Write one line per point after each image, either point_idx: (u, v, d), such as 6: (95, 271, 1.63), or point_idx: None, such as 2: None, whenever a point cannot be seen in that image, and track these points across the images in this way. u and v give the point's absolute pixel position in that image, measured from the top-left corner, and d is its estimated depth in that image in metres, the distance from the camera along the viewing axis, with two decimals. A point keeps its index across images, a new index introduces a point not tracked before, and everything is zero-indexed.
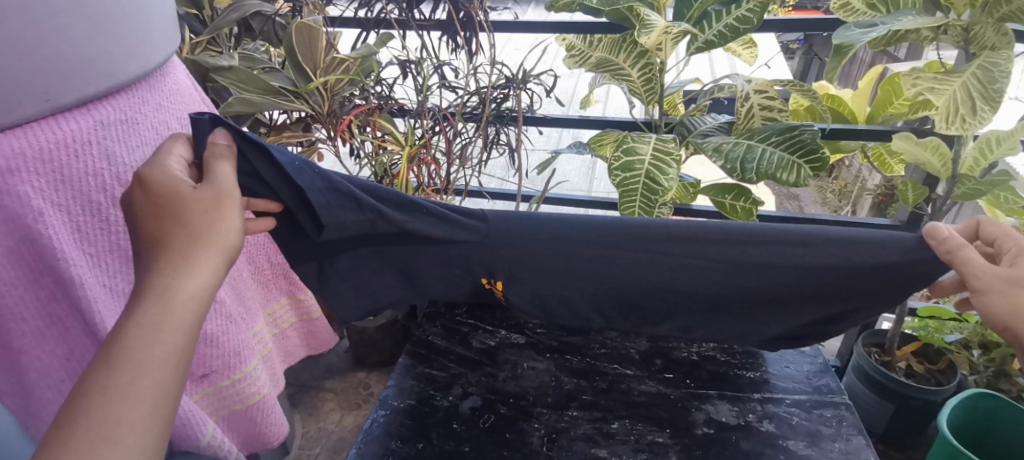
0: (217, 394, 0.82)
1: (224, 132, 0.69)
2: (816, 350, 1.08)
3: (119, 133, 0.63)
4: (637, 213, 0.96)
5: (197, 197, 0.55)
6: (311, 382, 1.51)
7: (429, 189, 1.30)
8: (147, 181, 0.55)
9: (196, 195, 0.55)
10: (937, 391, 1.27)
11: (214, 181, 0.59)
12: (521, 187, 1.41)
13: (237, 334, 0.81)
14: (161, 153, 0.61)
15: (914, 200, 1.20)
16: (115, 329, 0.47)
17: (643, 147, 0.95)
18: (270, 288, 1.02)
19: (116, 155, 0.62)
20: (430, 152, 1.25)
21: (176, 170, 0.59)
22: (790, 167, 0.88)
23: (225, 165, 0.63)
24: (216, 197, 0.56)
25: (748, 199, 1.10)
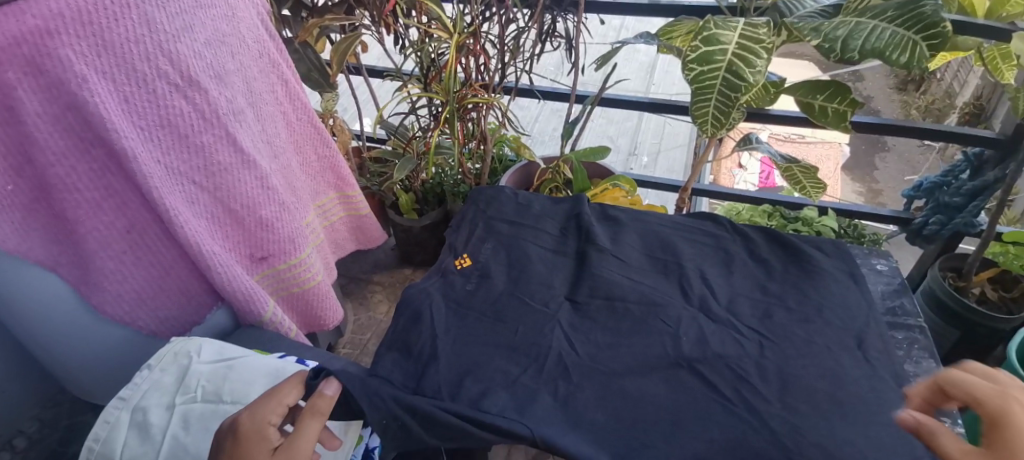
0: (275, 276, 0.83)
1: (336, 383, 0.58)
2: (892, 269, 0.99)
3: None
4: (709, 112, 0.87)
5: None
6: (361, 274, 1.55)
7: (477, 83, 1.22)
8: (242, 435, 0.52)
9: None
10: (1009, 320, 1.18)
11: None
12: (575, 86, 1.30)
13: (289, 220, 0.80)
14: (266, 395, 0.56)
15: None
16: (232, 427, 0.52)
17: (726, 35, 0.84)
18: (319, 182, 1.01)
19: (154, 21, 0.58)
20: (480, 41, 1.15)
21: (271, 428, 0.53)
22: (904, 45, 0.77)
23: (319, 424, 0.55)
24: None
25: (844, 100, 0.99)
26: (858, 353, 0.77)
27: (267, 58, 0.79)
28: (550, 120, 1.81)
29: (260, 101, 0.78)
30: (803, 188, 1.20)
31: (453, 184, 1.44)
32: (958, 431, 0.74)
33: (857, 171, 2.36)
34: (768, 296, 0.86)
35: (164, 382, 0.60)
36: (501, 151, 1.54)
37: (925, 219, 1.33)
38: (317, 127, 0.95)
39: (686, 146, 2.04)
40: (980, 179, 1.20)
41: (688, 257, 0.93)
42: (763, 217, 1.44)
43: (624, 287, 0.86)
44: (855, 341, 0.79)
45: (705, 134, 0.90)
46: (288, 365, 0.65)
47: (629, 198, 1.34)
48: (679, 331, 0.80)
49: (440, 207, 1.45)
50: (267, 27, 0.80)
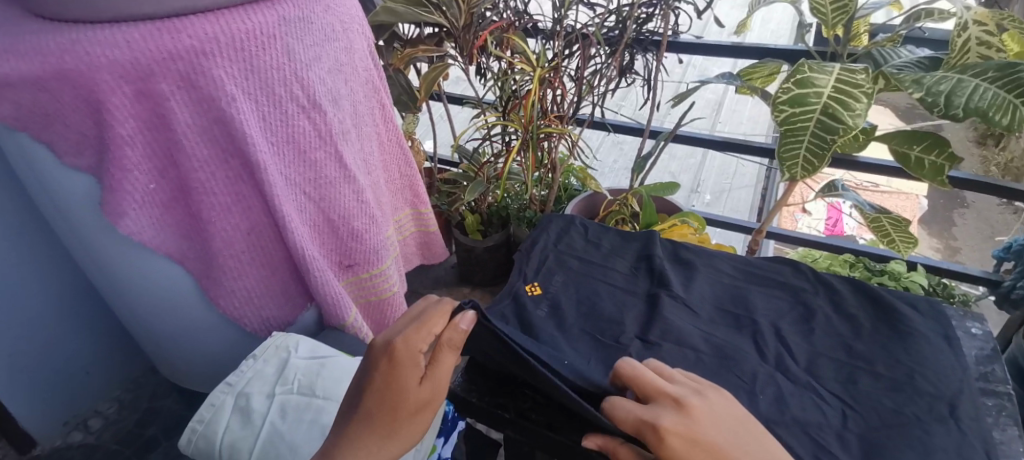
0: (356, 284, 0.89)
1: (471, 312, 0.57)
2: (988, 333, 0.94)
3: (297, 31, 0.65)
4: (799, 155, 0.87)
5: (414, 403, 0.54)
6: (423, 289, 1.61)
7: (553, 115, 1.25)
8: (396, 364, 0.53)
9: (416, 400, 0.54)
10: None
11: (435, 383, 0.55)
12: (650, 121, 1.32)
13: (377, 234, 0.86)
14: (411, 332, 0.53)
15: None
16: (377, 364, 0.53)
17: (822, 78, 0.85)
18: (398, 199, 1.07)
19: (295, 51, 0.65)
20: (560, 75, 1.18)
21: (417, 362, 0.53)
22: (1007, 107, 0.76)
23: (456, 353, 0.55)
24: (417, 411, 0.55)
25: (943, 153, 0.97)
26: (946, 422, 0.74)
27: (370, 84, 0.86)
28: (611, 152, 1.83)
29: (362, 123, 0.84)
30: (891, 239, 1.17)
31: (519, 210, 1.49)
32: None
33: (934, 225, 2.23)
34: (846, 355, 0.85)
35: (266, 373, 0.66)
36: (568, 181, 1.58)
37: (1014, 282, 1.26)
38: (404, 148, 1.01)
39: (751, 186, 2.01)
40: None
41: (759, 309, 0.93)
42: (843, 267, 1.40)
43: (694, 333, 0.87)
44: (943, 407, 0.76)
45: (791, 177, 0.90)
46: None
47: (696, 236, 1.33)
48: (753, 386, 0.79)
49: (505, 230, 1.49)
50: (373, 56, 0.87)
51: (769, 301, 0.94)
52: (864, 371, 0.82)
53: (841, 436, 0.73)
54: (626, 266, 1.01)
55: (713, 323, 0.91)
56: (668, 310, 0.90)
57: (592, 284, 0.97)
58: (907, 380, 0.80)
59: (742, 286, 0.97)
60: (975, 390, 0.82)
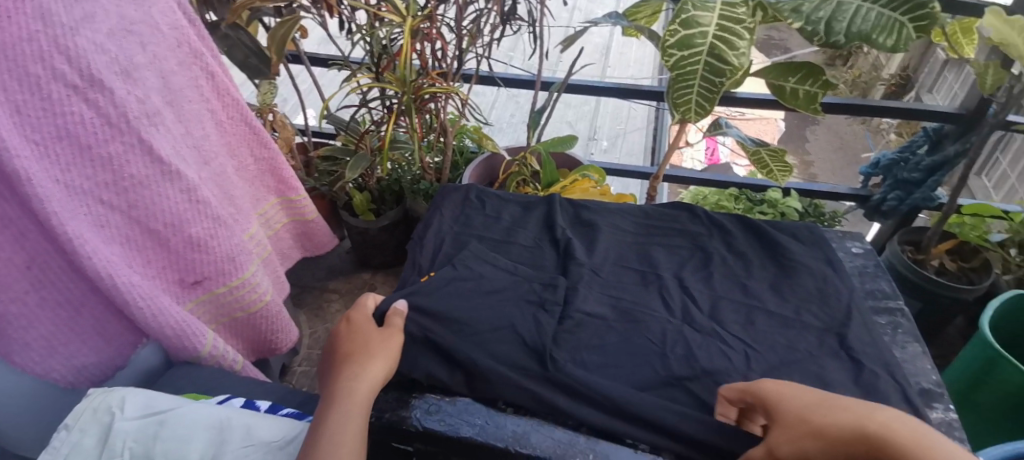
0: (214, 301, 0.73)
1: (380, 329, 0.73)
2: (868, 251, 0.96)
3: None
4: (692, 100, 0.82)
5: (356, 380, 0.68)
6: (314, 283, 1.44)
7: (435, 72, 1.10)
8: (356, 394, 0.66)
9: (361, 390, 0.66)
10: (972, 290, 1.14)
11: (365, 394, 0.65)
12: (541, 71, 1.22)
13: (228, 238, 0.70)
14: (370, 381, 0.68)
15: (991, 87, 0.99)
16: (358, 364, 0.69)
17: (705, 16, 0.77)
18: (257, 186, 0.90)
19: (49, 11, 0.49)
20: (436, 25, 1.03)
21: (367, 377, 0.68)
22: (891, 28, 0.73)
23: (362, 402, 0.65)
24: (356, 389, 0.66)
25: (817, 81, 0.95)
26: (842, 351, 0.74)
27: (186, 46, 0.68)
28: (506, 106, 1.73)
29: (179, 98, 0.67)
30: (769, 170, 1.16)
31: (411, 181, 1.33)
32: (950, 416, 0.70)
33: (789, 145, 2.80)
34: (747, 296, 0.82)
35: (84, 446, 0.52)
36: (462, 143, 1.45)
37: (883, 195, 1.29)
38: (253, 126, 0.84)
39: (645, 128, 1.99)
40: (940, 154, 1.16)
41: (664, 263, 0.88)
42: (730, 200, 1.42)
43: (601, 301, 0.81)
44: (838, 335, 0.76)
45: (688, 120, 0.85)
46: (229, 414, 0.57)
47: (599, 189, 1.28)
48: (665, 349, 0.74)
49: (399, 206, 1.35)
50: (185, 10, 0.69)
51: (673, 254, 0.90)
52: (762, 310, 0.80)
53: (752, 383, 0.70)
54: (529, 238, 0.93)
55: (621, 285, 0.85)
56: (575, 280, 0.83)
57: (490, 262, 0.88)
58: (806, 314, 0.79)
59: (647, 243, 0.93)
60: (866, 311, 0.82)
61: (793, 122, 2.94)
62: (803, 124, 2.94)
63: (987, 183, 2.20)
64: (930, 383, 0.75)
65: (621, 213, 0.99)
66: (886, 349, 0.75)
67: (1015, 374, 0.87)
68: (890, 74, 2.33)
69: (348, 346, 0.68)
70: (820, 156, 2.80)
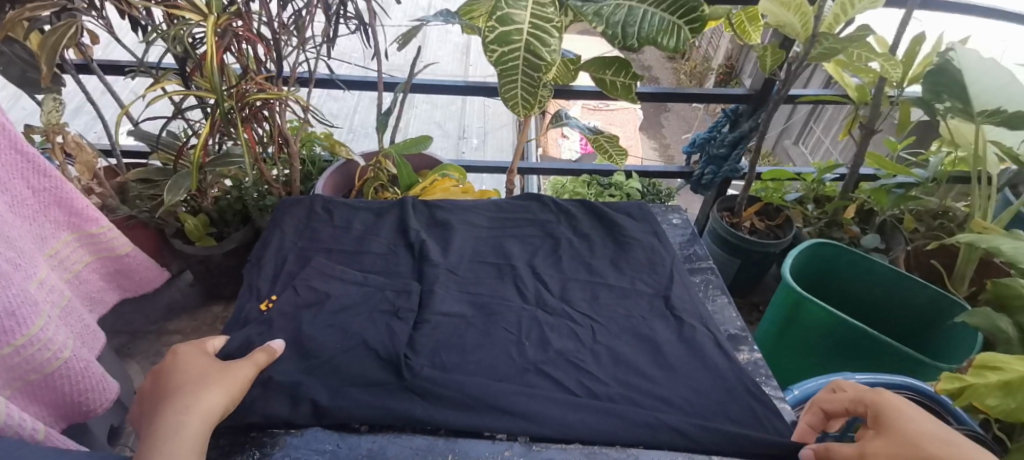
0: (1, 366, 0.67)
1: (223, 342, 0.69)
2: (685, 221, 1.06)
3: None
4: (517, 95, 0.86)
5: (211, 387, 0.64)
6: (159, 322, 1.29)
7: (260, 76, 1.03)
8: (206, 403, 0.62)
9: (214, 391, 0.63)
10: (776, 243, 1.30)
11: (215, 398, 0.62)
12: (382, 73, 1.19)
13: (2, 288, 0.64)
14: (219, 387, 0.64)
15: (770, 68, 1.13)
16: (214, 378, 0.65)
17: (519, 14, 0.81)
18: (43, 222, 0.80)
19: None
20: (250, 24, 0.95)
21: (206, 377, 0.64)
22: (671, 31, 0.82)
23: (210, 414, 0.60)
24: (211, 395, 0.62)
25: (628, 74, 1.03)
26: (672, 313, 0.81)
27: None
28: (369, 111, 1.68)
29: None
30: (608, 154, 1.24)
31: (257, 197, 1.24)
32: (754, 355, 0.80)
33: (649, 131, 3.06)
34: (591, 275, 0.87)
35: None
36: (313, 152, 1.37)
37: (701, 171, 1.42)
38: (26, 153, 0.75)
39: (512, 124, 2.02)
40: (739, 130, 1.32)
41: (518, 253, 0.91)
42: (584, 187, 1.51)
43: (457, 299, 0.81)
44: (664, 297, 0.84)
45: (518, 116, 0.89)
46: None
47: (460, 187, 1.28)
48: (520, 336, 0.76)
49: (247, 226, 1.25)
50: None
51: (525, 243, 0.93)
52: (603, 285, 0.85)
53: (598, 356, 0.75)
54: (382, 244, 0.91)
55: (477, 279, 0.86)
56: (430, 282, 0.83)
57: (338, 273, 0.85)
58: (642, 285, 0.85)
59: (500, 235, 0.95)
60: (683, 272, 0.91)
61: (646, 108, 3.18)
62: (655, 110, 3.19)
63: (804, 150, 2.53)
64: (734, 328, 0.85)
65: (468, 209, 0.99)
66: (701, 304, 0.84)
67: (816, 311, 1.01)
68: (719, 60, 2.60)
69: (181, 378, 0.62)
70: (671, 137, 3.05)
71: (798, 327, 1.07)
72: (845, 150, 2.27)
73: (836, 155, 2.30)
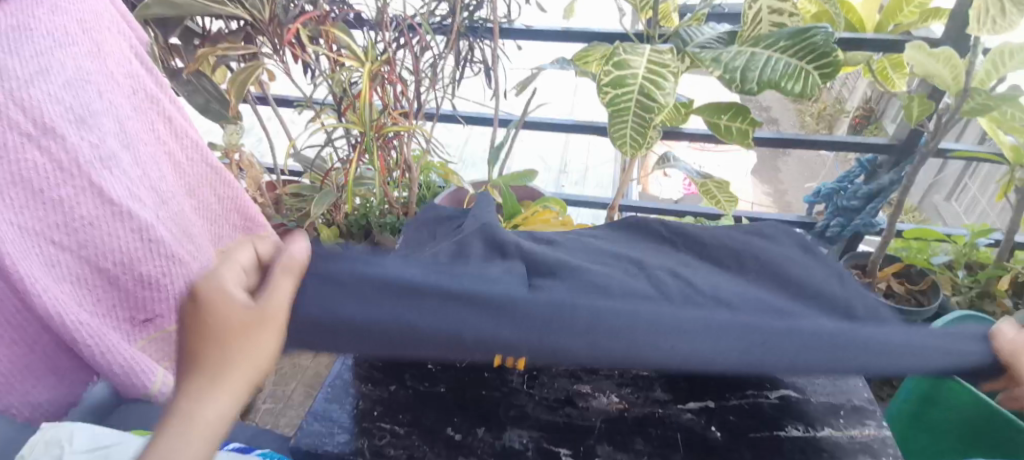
0: (167, 339, 0.81)
1: None
2: None
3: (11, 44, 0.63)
4: (627, 135, 0.89)
5: None
6: None
7: (397, 112, 1.16)
8: None
9: None
10: (920, 312, 1.19)
11: None
12: (498, 112, 1.29)
13: (181, 274, 0.78)
14: None
15: (917, 117, 1.07)
16: None
17: (635, 60, 0.86)
18: (221, 225, 0.95)
19: (9, 69, 0.63)
20: (395, 69, 1.09)
21: None
22: (798, 76, 0.82)
23: None
24: None
25: (745, 119, 1.03)
26: None
27: (142, 92, 0.79)
28: (480, 143, 1.80)
29: (135, 142, 0.76)
30: (717, 201, 1.24)
31: (380, 215, 1.36)
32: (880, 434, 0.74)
33: (764, 175, 3.01)
34: None
35: None
36: (430, 179, 1.48)
37: (826, 223, 1.34)
38: (214, 166, 0.91)
39: (613, 162, 2.04)
40: (877, 184, 1.22)
41: None
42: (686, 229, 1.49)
43: None
44: None
45: (626, 155, 0.92)
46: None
47: (559, 220, 1.33)
48: None
49: (369, 241, 1.37)
50: (142, 60, 0.82)
51: None
52: None
53: None
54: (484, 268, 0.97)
55: None
56: None
57: None
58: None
59: None
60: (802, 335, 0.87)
61: (763, 154, 3.14)
62: (773, 157, 3.14)
63: (958, 207, 2.30)
64: (860, 401, 0.79)
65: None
66: None
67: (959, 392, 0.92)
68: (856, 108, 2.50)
69: None
70: (790, 183, 2.99)
71: (938, 406, 0.97)
72: (1002, 212, 2.02)
73: (990, 217, 2.05)
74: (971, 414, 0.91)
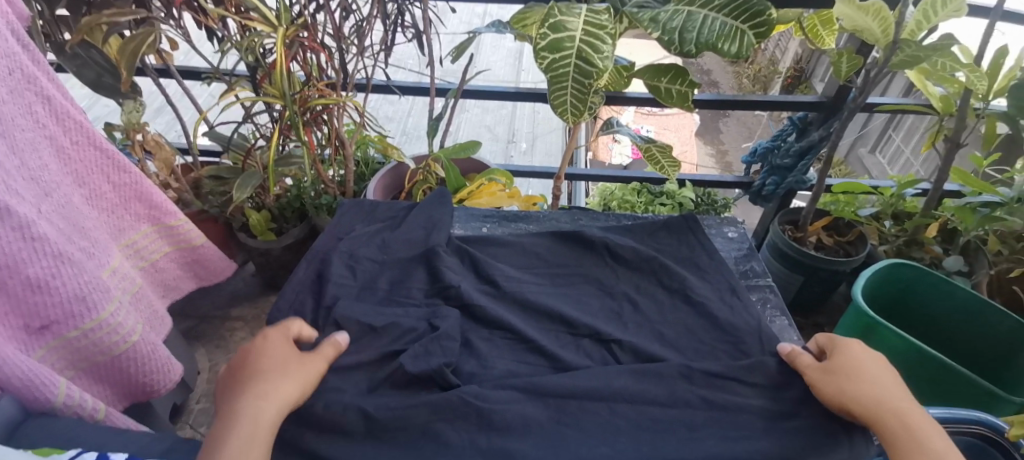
0: (69, 347, 0.72)
1: None
2: (742, 234, 1.04)
3: None
4: (567, 102, 0.85)
5: None
6: (216, 312, 1.35)
7: (322, 82, 1.07)
8: None
9: None
10: (847, 261, 1.21)
11: None
12: (434, 79, 1.21)
13: (76, 276, 0.69)
14: None
15: (848, 73, 1.07)
16: None
17: (571, 22, 0.81)
18: (121, 217, 0.86)
19: None
20: (315, 34, 0.99)
21: None
22: (732, 36, 0.78)
23: None
24: None
25: (684, 81, 1.00)
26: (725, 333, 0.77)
27: (19, 71, 0.68)
28: (420, 114, 1.72)
29: (12, 128, 0.66)
30: (661, 166, 1.22)
31: (314, 196, 1.27)
32: None
33: (706, 136, 3.06)
34: (639, 292, 0.83)
35: None
36: (367, 154, 1.39)
37: (762, 182, 1.35)
38: (106, 150, 0.81)
39: (560, 129, 2.00)
40: (808, 140, 1.23)
41: (557, 260, 0.90)
42: (633, 195, 1.47)
43: (508, 308, 0.80)
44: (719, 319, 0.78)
45: (567, 123, 0.88)
46: None
47: (506, 192, 1.28)
48: (560, 345, 0.75)
49: (303, 223, 1.28)
50: (20, 35, 0.70)
51: (577, 262, 0.89)
52: (648, 295, 0.83)
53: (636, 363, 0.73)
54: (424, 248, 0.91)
55: (535, 285, 0.85)
56: (472, 288, 0.83)
57: (399, 277, 0.85)
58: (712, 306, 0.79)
59: (541, 236, 0.94)
60: (741, 291, 0.86)
61: (706, 115, 3.18)
62: (715, 117, 3.19)
63: (883, 160, 2.40)
64: None
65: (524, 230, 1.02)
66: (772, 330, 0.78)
67: (893, 338, 0.94)
68: (791, 66, 2.54)
69: None
70: (731, 143, 3.06)
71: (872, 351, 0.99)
72: (926, 163, 2.11)
73: (916, 167, 2.14)
74: (906, 359, 0.93)
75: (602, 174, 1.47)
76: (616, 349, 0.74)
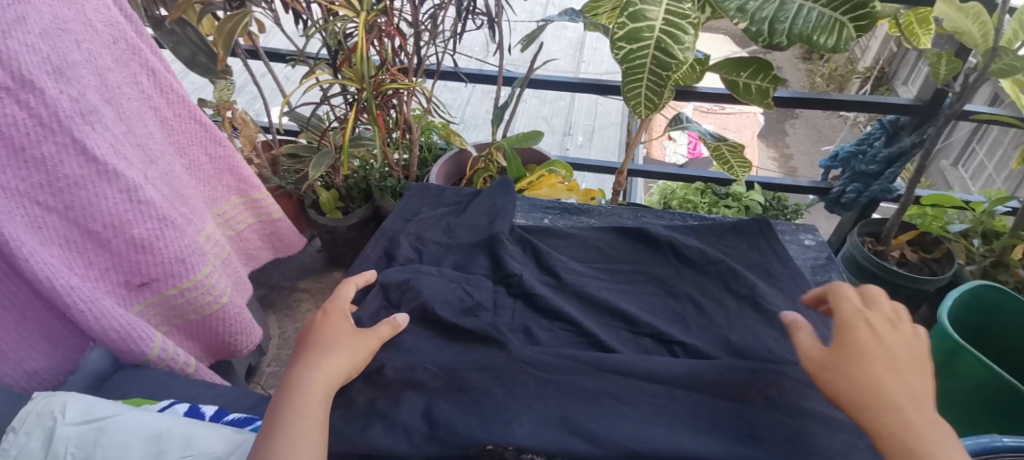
0: (164, 304, 0.78)
1: None
2: (820, 242, 1.00)
3: None
4: (641, 95, 0.86)
5: None
6: (284, 282, 1.42)
7: (395, 67, 1.10)
8: None
9: None
10: (933, 281, 1.16)
11: None
12: (502, 68, 1.22)
13: (175, 238, 0.74)
14: None
15: (944, 77, 1.01)
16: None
17: (652, 11, 0.79)
18: (213, 186, 0.91)
19: None
20: (392, 20, 1.02)
21: None
22: (832, 28, 0.75)
23: None
24: None
25: (767, 77, 0.97)
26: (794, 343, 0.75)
27: (123, 43, 0.73)
28: (481, 103, 1.73)
29: (118, 97, 0.71)
30: (730, 167, 1.19)
31: (380, 179, 1.31)
32: None
33: (770, 138, 2.95)
34: (705, 294, 0.82)
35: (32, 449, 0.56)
36: (431, 140, 1.42)
37: (845, 189, 1.30)
38: (204, 124, 0.86)
39: (620, 123, 1.97)
40: (897, 146, 1.17)
41: (623, 257, 0.89)
42: (696, 195, 1.44)
43: (571, 300, 0.81)
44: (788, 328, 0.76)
45: (639, 115, 0.89)
46: (168, 424, 0.60)
47: (567, 184, 1.28)
48: (622, 340, 0.75)
49: (368, 203, 1.32)
50: (121, 7, 0.75)
51: (643, 260, 0.88)
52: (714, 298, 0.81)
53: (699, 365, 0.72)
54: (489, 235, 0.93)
55: (598, 280, 0.85)
56: (537, 278, 0.84)
57: (463, 262, 0.87)
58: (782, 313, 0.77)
59: (605, 231, 0.93)
60: None
61: (770, 116, 3.07)
62: (780, 119, 3.07)
63: (964, 173, 2.25)
64: None
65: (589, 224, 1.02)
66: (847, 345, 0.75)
67: (976, 364, 0.89)
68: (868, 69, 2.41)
69: None
70: (796, 147, 2.94)
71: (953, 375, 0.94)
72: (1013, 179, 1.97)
73: (1003, 183, 1.99)
74: (988, 387, 0.88)
75: (663, 172, 1.45)
76: (679, 349, 0.74)
